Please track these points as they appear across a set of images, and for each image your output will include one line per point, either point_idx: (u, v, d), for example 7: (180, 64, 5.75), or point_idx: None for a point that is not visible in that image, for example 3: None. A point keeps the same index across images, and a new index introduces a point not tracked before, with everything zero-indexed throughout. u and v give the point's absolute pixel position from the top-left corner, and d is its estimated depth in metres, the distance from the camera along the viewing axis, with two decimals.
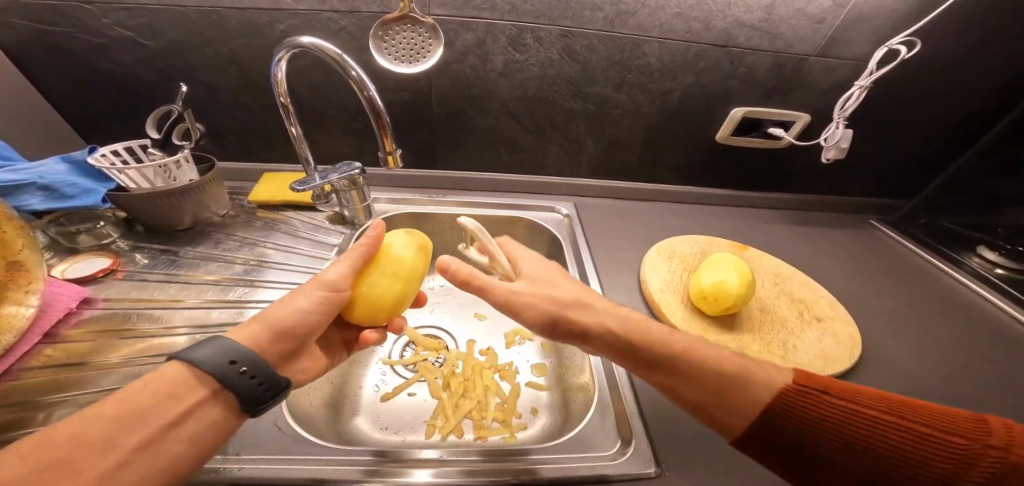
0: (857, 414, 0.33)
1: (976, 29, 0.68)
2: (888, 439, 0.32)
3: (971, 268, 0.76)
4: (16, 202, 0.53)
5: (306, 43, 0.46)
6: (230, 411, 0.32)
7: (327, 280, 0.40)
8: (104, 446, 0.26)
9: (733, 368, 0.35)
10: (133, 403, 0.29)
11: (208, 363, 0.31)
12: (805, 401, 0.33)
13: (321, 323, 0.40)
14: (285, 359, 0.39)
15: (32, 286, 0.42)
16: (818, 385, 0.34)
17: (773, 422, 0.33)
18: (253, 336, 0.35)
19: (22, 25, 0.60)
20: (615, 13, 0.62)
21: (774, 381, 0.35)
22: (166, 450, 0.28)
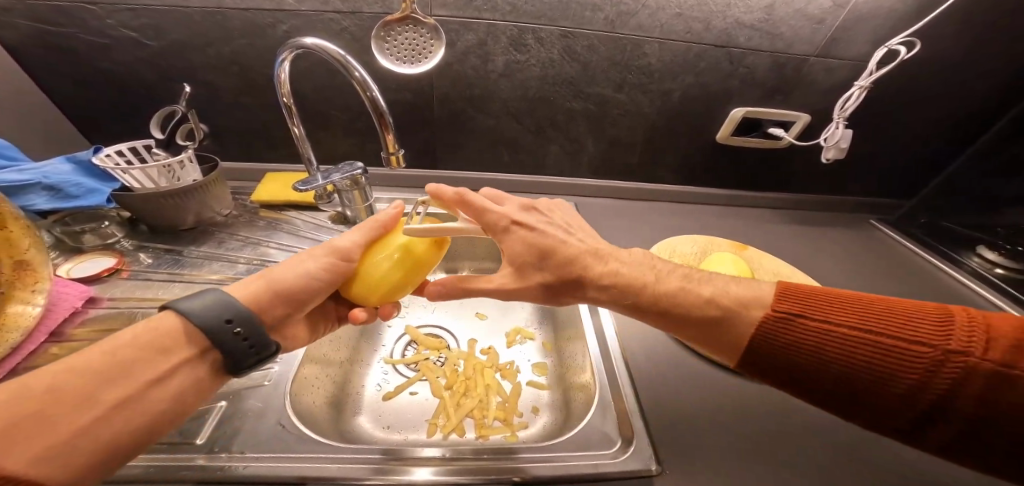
0: (831, 332, 0.33)
1: (976, 29, 0.69)
2: (859, 355, 0.32)
3: (970, 267, 0.76)
4: (22, 202, 0.53)
5: (309, 43, 0.47)
6: (215, 370, 0.33)
7: (338, 247, 0.42)
8: (87, 399, 0.27)
9: (719, 309, 0.36)
10: (118, 357, 0.29)
11: (201, 320, 0.32)
12: (780, 327, 0.34)
13: (324, 289, 0.42)
14: (280, 322, 0.40)
15: (39, 285, 0.43)
16: (794, 310, 0.35)
17: (754, 352, 0.35)
18: (254, 295, 0.37)
19: (26, 25, 0.60)
20: (616, 14, 0.63)
21: (753, 311, 0.35)
22: (147, 406, 0.29)
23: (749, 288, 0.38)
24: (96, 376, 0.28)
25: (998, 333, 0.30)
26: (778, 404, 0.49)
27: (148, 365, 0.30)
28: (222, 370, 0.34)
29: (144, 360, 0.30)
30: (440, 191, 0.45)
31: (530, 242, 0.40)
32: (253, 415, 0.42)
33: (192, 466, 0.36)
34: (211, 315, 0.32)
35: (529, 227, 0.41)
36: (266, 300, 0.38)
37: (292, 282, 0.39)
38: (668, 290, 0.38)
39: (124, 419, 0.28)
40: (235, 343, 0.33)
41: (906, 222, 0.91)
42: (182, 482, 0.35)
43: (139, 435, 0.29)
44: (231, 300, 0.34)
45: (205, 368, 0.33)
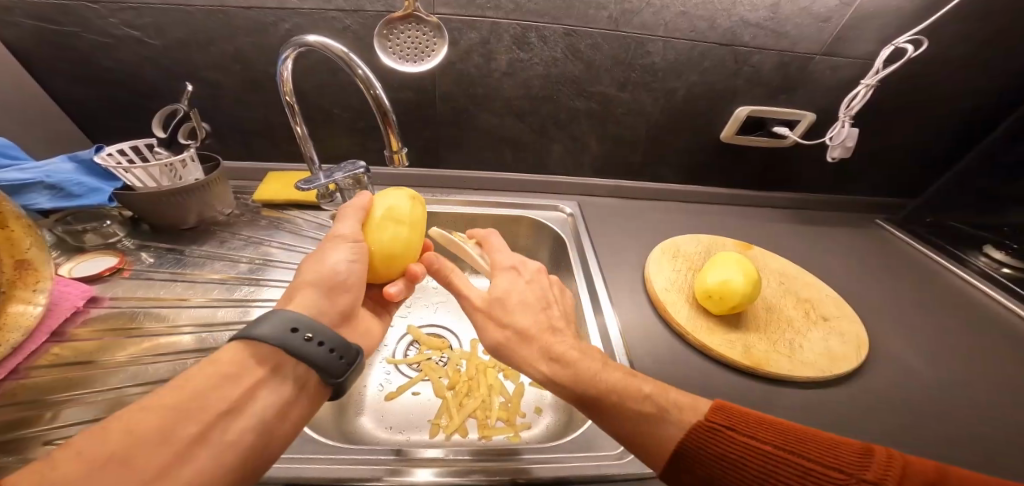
0: (749, 448, 0.30)
1: (984, 28, 0.68)
2: (775, 477, 0.29)
3: (976, 267, 0.76)
4: (23, 201, 0.53)
5: (313, 41, 0.46)
6: (291, 391, 0.34)
7: (344, 235, 0.42)
8: (169, 434, 0.27)
9: (654, 406, 0.34)
10: (191, 391, 0.29)
11: (274, 338, 0.33)
12: (705, 437, 0.31)
13: (361, 272, 0.42)
14: (341, 316, 0.41)
15: (41, 285, 0.43)
16: (722, 420, 0.32)
17: (681, 464, 0.32)
18: (307, 301, 0.37)
19: (28, 25, 0.60)
20: (619, 12, 0.62)
21: (684, 418, 0.33)
22: (231, 438, 0.29)
23: (689, 394, 0.36)
24: (176, 412, 0.28)
25: (917, 468, 0.27)
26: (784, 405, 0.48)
27: (223, 395, 0.30)
28: (299, 390, 0.34)
29: (218, 391, 0.30)
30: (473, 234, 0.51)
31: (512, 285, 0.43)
32: None
33: None
34: (277, 329, 0.33)
35: (518, 271, 0.45)
36: (322, 300, 0.38)
37: (330, 276, 0.40)
38: (612, 381, 0.36)
39: (212, 453, 0.28)
40: (312, 349, 0.34)
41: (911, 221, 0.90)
42: None
43: (230, 470, 0.28)
44: (290, 313, 0.34)
45: (280, 389, 0.33)
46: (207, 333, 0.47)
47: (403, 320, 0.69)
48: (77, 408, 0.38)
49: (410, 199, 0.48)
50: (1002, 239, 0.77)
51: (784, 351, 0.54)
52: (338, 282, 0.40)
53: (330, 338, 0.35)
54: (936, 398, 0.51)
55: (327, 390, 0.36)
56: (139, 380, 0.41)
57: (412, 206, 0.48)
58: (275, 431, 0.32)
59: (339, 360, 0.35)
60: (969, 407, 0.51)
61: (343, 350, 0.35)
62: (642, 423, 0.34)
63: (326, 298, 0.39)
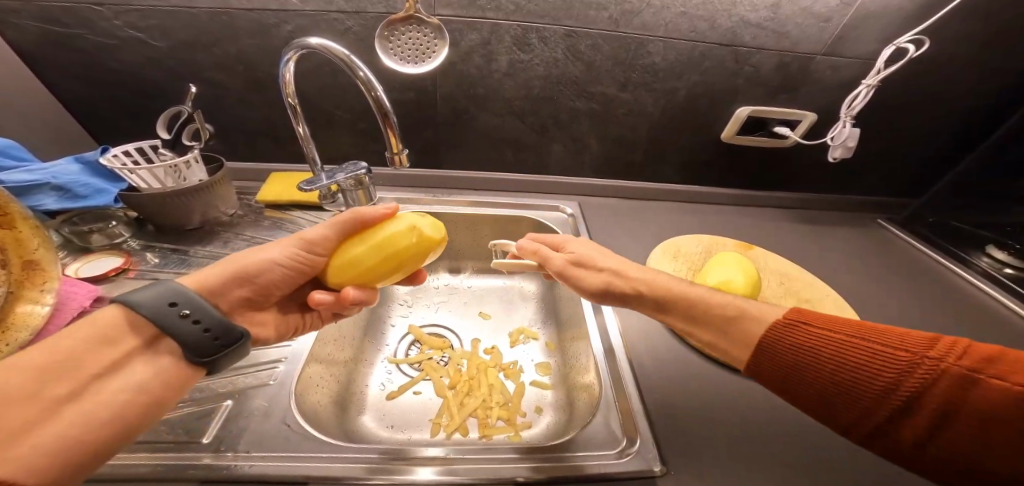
0: (829, 338, 0.33)
1: (986, 28, 0.68)
2: (875, 367, 0.31)
3: (979, 268, 0.75)
4: (31, 201, 0.54)
5: (314, 43, 0.47)
6: (170, 361, 0.35)
7: (306, 238, 0.42)
8: (35, 394, 0.28)
9: (735, 309, 0.37)
10: (64, 353, 0.31)
11: (146, 308, 0.34)
12: (787, 332, 0.34)
13: (285, 277, 0.43)
14: (240, 304, 0.42)
15: (49, 285, 0.43)
16: (804, 319, 0.35)
17: (762, 357, 0.35)
18: (205, 279, 0.38)
19: (34, 26, 0.61)
20: (620, 13, 0.62)
21: (766, 317, 0.36)
22: (105, 398, 0.30)
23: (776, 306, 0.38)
24: (43, 373, 0.29)
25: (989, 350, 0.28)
26: (784, 406, 0.48)
27: (94, 359, 0.31)
28: (180, 361, 0.35)
29: (92, 353, 0.32)
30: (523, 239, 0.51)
31: (586, 249, 0.46)
32: (259, 414, 0.42)
33: (196, 465, 0.37)
34: (153, 299, 0.34)
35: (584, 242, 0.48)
36: (220, 282, 0.39)
37: (250, 266, 0.40)
38: (698, 294, 0.40)
39: (82, 412, 0.29)
40: (186, 326, 0.35)
41: (912, 221, 0.90)
42: (187, 480, 0.35)
43: (107, 428, 0.30)
44: (175, 286, 0.36)
45: (157, 358, 0.34)
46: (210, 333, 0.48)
47: (404, 320, 0.70)
48: None
49: (409, 227, 0.42)
50: (1005, 239, 0.77)
51: None
52: (253, 277, 0.41)
53: (208, 317, 0.36)
54: None
55: (203, 370, 0.37)
56: None
57: (403, 234, 0.42)
58: (157, 394, 0.33)
59: (215, 341, 0.36)
60: None
61: (221, 332, 0.36)
62: (726, 318, 0.37)
63: (225, 282, 0.39)
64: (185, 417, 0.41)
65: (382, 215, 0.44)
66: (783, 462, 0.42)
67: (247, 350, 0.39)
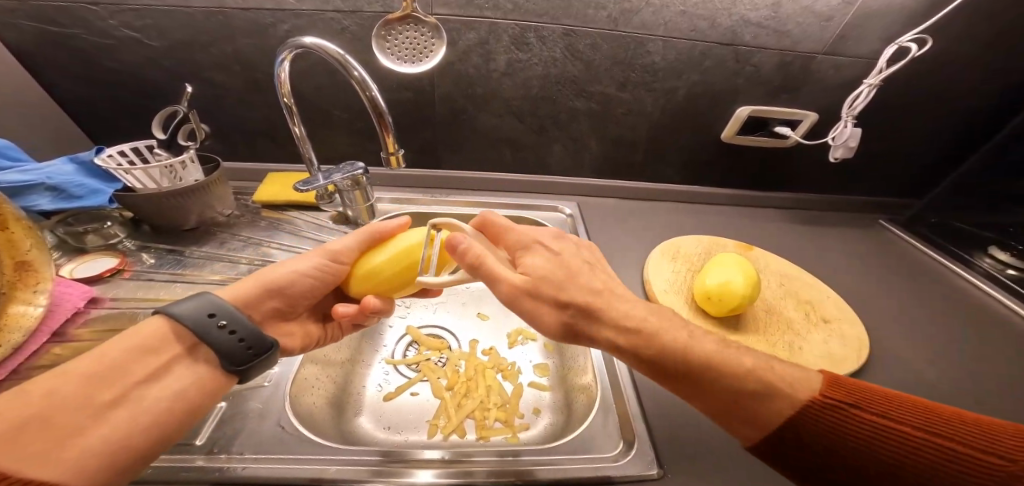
0: (877, 424, 0.32)
1: (989, 27, 0.67)
2: (911, 456, 0.31)
3: (981, 269, 0.75)
4: (25, 202, 0.54)
5: (309, 43, 0.46)
6: (208, 369, 0.35)
7: (332, 250, 0.44)
8: (82, 401, 0.28)
9: (757, 381, 0.32)
10: (110, 361, 0.31)
11: (188, 318, 0.34)
12: (829, 412, 0.32)
13: (314, 287, 0.43)
14: (272, 316, 0.42)
15: (40, 286, 0.43)
16: (846, 398, 0.32)
17: (803, 440, 0.32)
18: (243, 292, 0.39)
19: (30, 26, 0.61)
20: (619, 12, 0.62)
21: (801, 392, 0.33)
22: (148, 405, 0.30)
23: (795, 367, 0.35)
24: (92, 380, 0.29)
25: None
26: None
27: (139, 366, 0.31)
28: (217, 370, 0.35)
29: (136, 360, 0.32)
30: (457, 241, 0.38)
31: (545, 264, 0.38)
32: (255, 415, 0.42)
33: (191, 467, 0.36)
34: (195, 310, 0.35)
35: (549, 251, 0.40)
36: (255, 295, 0.40)
37: (282, 278, 0.41)
38: (701, 351, 0.34)
39: (126, 418, 0.29)
40: (223, 337, 0.35)
41: (914, 222, 0.89)
42: (182, 482, 0.35)
43: (148, 437, 0.29)
44: (211, 298, 0.36)
45: (198, 367, 0.34)
46: None
47: (402, 320, 0.69)
48: None
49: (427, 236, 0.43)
50: (1006, 239, 0.76)
51: (782, 353, 0.54)
52: (283, 287, 0.42)
53: (243, 328, 0.36)
54: (940, 402, 0.51)
55: (236, 379, 0.37)
56: None
57: (419, 243, 0.42)
58: (197, 403, 0.33)
59: (249, 351, 0.36)
60: (967, 403, 0.51)
61: (254, 342, 0.36)
62: (750, 395, 0.32)
63: (260, 295, 0.40)
64: None
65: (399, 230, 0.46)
66: None
67: (275, 360, 0.39)
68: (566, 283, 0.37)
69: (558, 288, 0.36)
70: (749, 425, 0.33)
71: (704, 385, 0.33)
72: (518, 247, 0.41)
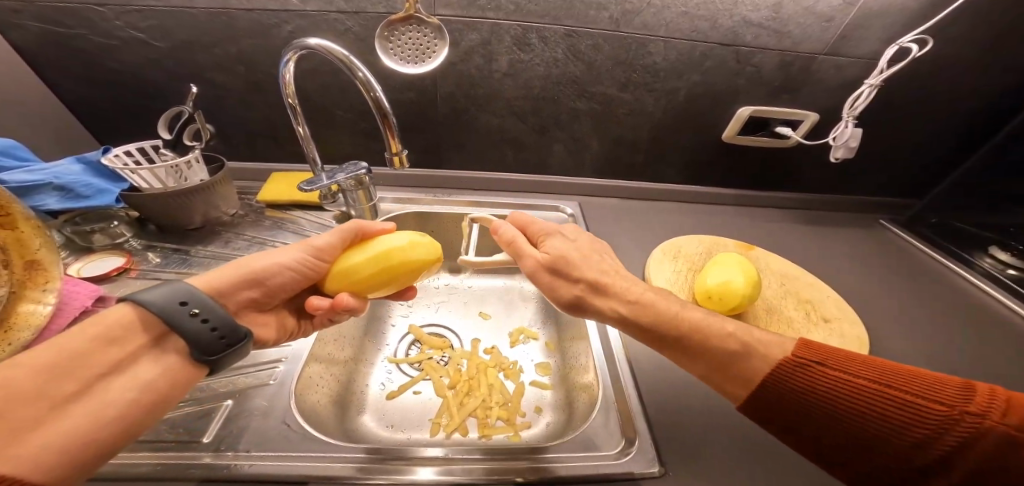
0: (843, 382, 0.32)
1: (990, 27, 0.67)
2: (873, 408, 0.31)
3: (982, 269, 0.75)
4: (33, 201, 0.54)
5: (314, 44, 0.47)
6: (175, 359, 0.35)
7: (314, 246, 0.43)
8: (40, 393, 0.28)
9: (738, 342, 0.34)
10: (72, 350, 0.31)
11: (157, 304, 0.34)
12: (798, 371, 0.32)
13: (291, 281, 0.43)
14: (246, 306, 0.42)
15: (49, 285, 0.43)
16: (813, 356, 0.33)
17: (774, 399, 0.33)
18: (216, 280, 0.39)
19: (34, 27, 0.61)
20: (620, 13, 0.62)
21: (773, 354, 0.34)
22: (111, 397, 0.30)
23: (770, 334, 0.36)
24: (52, 371, 0.29)
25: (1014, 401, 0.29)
26: None
27: (100, 358, 0.31)
28: (185, 359, 0.35)
29: (99, 351, 0.32)
30: (497, 229, 0.45)
31: (563, 248, 0.41)
32: (259, 414, 0.43)
33: (198, 464, 0.37)
34: (164, 298, 0.34)
35: (569, 237, 0.43)
36: (231, 284, 0.40)
37: (261, 269, 0.41)
38: (694, 319, 0.36)
39: (89, 410, 0.29)
40: (194, 325, 0.35)
41: (915, 222, 0.90)
42: (189, 479, 0.36)
43: (113, 428, 0.30)
44: (183, 286, 0.36)
45: (164, 357, 0.34)
46: None
47: (405, 319, 0.70)
48: None
49: (410, 242, 0.45)
50: (1006, 239, 0.76)
51: None
52: (263, 279, 0.41)
53: (216, 316, 0.36)
54: None
55: (206, 368, 0.37)
56: None
57: (403, 248, 0.44)
58: (163, 394, 0.33)
59: (221, 340, 0.36)
60: None
61: (227, 331, 0.36)
62: (732, 356, 0.34)
63: (236, 284, 0.40)
64: (186, 417, 0.41)
65: (380, 231, 0.47)
66: (786, 465, 0.42)
67: (249, 349, 0.39)
68: (580, 264, 0.40)
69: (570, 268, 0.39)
70: (731, 381, 0.34)
71: (692, 351, 0.35)
72: (539, 235, 0.44)
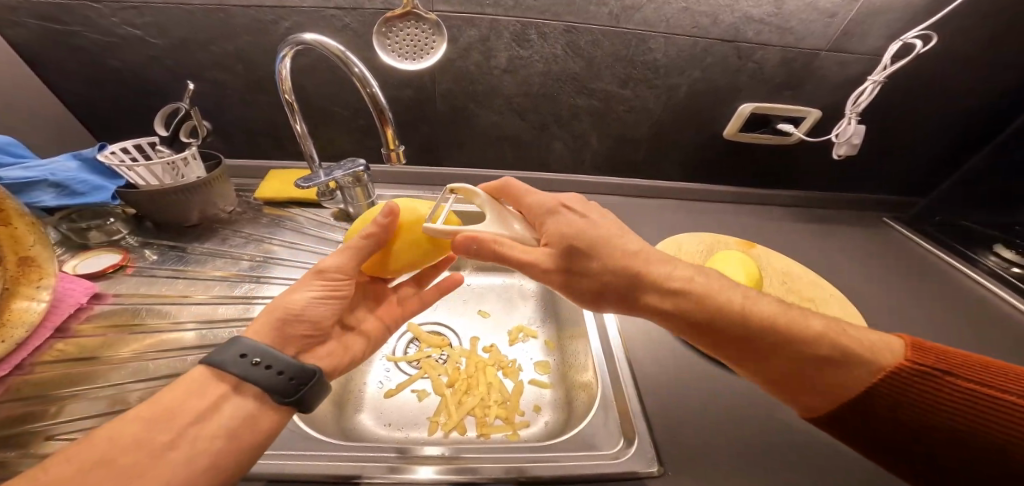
0: (935, 384, 0.32)
1: (996, 23, 0.66)
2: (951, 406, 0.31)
3: (986, 267, 0.74)
4: (28, 198, 0.54)
5: (309, 39, 0.46)
6: (259, 405, 0.33)
7: (326, 268, 0.40)
8: (137, 444, 0.28)
9: (826, 348, 0.34)
10: (162, 406, 0.31)
11: (225, 362, 0.33)
12: (909, 378, 0.32)
13: (330, 310, 0.40)
14: (303, 343, 0.39)
15: (44, 281, 0.43)
16: (929, 363, 0.33)
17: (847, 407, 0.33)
18: (263, 327, 0.36)
19: (34, 25, 0.61)
20: (620, 9, 0.61)
21: (874, 362, 0.33)
22: (202, 446, 0.30)
23: (872, 335, 0.35)
24: (149, 423, 0.30)
25: None
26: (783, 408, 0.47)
27: (189, 407, 0.31)
28: (269, 404, 0.34)
29: (186, 404, 0.31)
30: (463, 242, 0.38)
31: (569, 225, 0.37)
32: None
33: None
34: (230, 355, 0.33)
35: (579, 212, 0.38)
36: (275, 328, 0.37)
37: (291, 307, 0.38)
38: (728, 306, 0.35)
39: (182, 461, 0.29)
40: (263, 374, 0.33)
41: (918, 220, 0.89)
42: None
43: (210, 475, 0.30)
44: (244, 339, 0.35)
45: (246, 403, 0.33)
46: (208, 329, 0.48)
47: None
48: (80, 403, 0.38)
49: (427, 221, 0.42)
50: (1011, 238, 0.75)
51: None
52: (299, 315, 0.38)
53: (280, 362, 0.34)
54: None
55: (295, 409, 0.35)
56: (142, 376, 0.42)
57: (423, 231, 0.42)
58: (255, 441, 0.32)
59: (292, 382, 0.34)
60: None
61: (295, 372, 0.34)
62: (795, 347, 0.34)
63: (279, 329, 0.37)
64: None
65: (386, 227, 0.39)
66: (783, 461, 0.42)
67: (327, 383, 0.37)
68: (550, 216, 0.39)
69: (586, 257, 0.36)
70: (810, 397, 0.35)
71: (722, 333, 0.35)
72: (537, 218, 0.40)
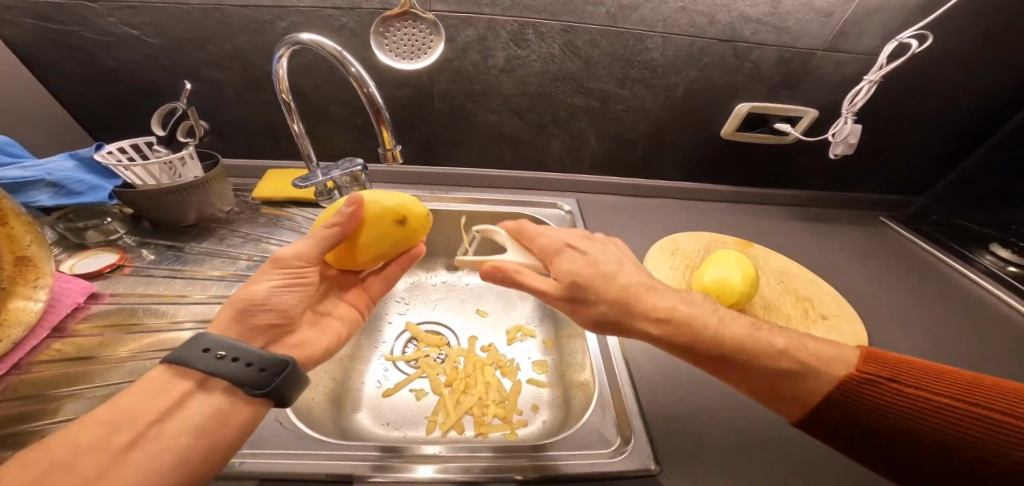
0: (891, 389, 0.32)
1: (991, 22, 0.66)
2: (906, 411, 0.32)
3: (982, 266, 0.74)
4: (25, 198, 0.54)
5: (305, 39, 0.47)
6: (229, 400, 0.33)
7: (285, 258, 0.39)
8: (96, 446, 0.28)
9: (792, 361, 0.34)
10: (121, 409, 0.30)
11: (185, 358, 0.33)
12: (864, 385, 0.33)
13: (292, 298, 0.39)
14: (270, 334, 0.38)
15: (40, 281, 0.43)
16: (882, 372, 0.33)
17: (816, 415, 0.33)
18: (223, 321, 0.36)
19: (30, 25, 0.61)
20: (617, 8, 0.61)
21: (833, 372, 0.34)
22: (168, 443, 0.30)
23: (830, 346, 0.36)
24: (108, 425, 0.29)
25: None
26: None
27: (151, 407, 0.31)
28: (239, 398, 0.34)
29: (148, 403, 0.31)
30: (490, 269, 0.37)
31: (574, 264, 0.36)
32: None
33: None
34: (190, 350, 0.33)
35: (581, 250, 0.38)
36: (233, 319, 0.36)
37: (248, 297, 0.37)
38: (716, 334, 0.34)
39: (147, 458, 0.28)
40: (229, 366, 0.33)
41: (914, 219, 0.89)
42: None
43: (179, 471, 0.29)
44: (205, 335, 0.35)
45: (213, 398, 0.33)
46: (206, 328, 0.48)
47: (402, 316, 0.70)
48: (80, 402, 0.38)
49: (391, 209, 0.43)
50: (1008, 237, 0.75)
51: None
52: (261, 305, 0.38)
53: (248, 354, 0.34)
54: None
55: (269, 403, 0.35)
56: (139, 375, 0.42)
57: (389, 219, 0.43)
58: (227, 435, 0.32)
59: (263, 373, 0.34)
60: None
61: (264, 362, 0.34)
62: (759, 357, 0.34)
63: (240, 320, 0.37)
64: None
65: (350, 213, 0.40)
66: (777, 457, 0.42)
67: (303, 374, 0.37)
68: (556, 254, 0.38)
69: (585, 291, 0.35)
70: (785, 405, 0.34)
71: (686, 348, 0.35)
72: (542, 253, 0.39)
